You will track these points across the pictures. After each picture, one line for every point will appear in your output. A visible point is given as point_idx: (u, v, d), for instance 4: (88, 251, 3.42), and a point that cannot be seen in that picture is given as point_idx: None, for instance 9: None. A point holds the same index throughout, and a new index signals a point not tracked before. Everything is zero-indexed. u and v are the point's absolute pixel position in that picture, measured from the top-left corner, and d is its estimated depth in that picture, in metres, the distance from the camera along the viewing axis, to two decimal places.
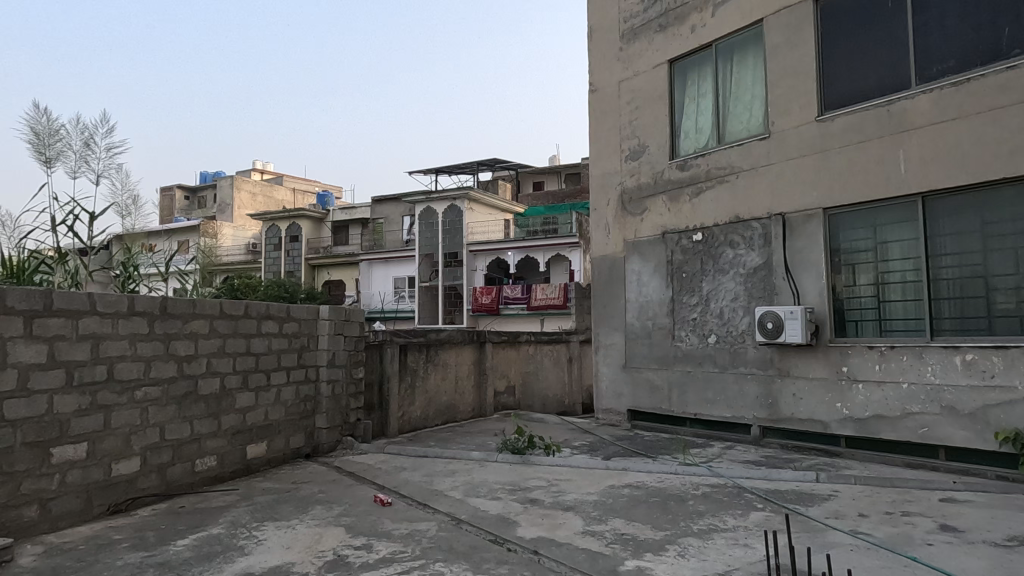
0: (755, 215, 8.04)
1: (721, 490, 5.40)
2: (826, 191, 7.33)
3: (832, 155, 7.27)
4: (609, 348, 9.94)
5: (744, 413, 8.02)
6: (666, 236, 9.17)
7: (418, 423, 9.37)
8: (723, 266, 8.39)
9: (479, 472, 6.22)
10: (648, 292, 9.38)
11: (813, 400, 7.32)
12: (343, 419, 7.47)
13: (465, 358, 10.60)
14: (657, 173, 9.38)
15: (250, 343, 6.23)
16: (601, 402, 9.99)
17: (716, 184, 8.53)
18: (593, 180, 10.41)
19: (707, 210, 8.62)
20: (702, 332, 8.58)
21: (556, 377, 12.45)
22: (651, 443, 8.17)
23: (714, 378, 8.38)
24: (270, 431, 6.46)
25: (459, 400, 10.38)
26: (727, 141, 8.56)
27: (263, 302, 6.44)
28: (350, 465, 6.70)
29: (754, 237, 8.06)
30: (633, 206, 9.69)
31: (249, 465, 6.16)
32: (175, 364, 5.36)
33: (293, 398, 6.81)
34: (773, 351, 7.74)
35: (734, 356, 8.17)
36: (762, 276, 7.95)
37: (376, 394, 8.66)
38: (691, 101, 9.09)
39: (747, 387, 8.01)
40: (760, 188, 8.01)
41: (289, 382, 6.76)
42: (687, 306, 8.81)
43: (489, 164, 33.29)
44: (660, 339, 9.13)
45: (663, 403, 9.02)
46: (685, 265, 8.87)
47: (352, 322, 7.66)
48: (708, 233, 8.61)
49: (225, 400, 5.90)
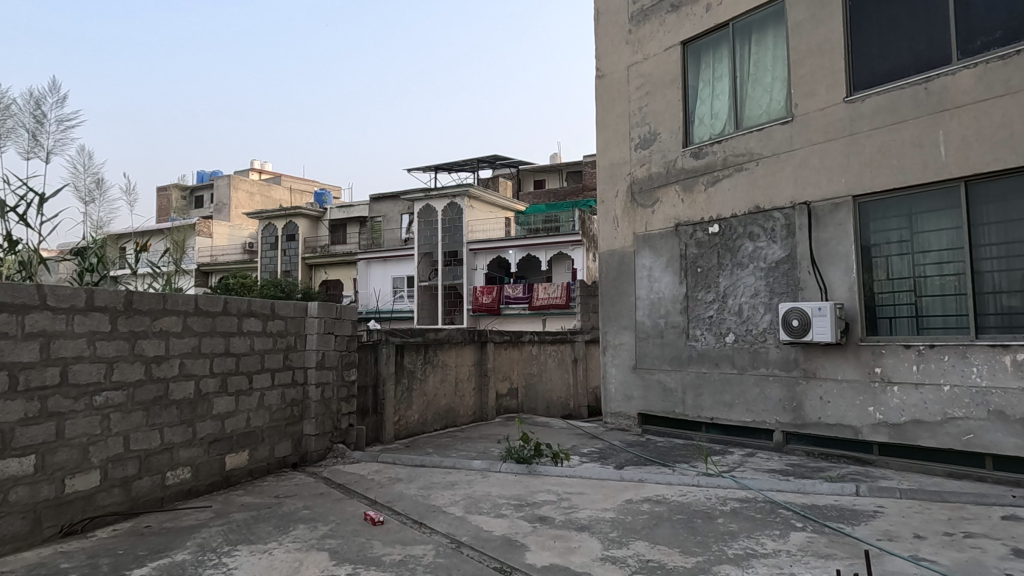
0: (777, 204, 7.48)
1: (752, 506, 4.84)
2: (855, 177, 6.77)
3: (862, 138, 6.71)
4: (618, 348, 9.38)
5: (765, 418, 7.47)
6: (680, 229, 8.61)
7: (416, 428, 8.83)
8: (742, 260, 7.84)
9: (481, 484, 5.67)
10: (659, 289, 8.83)
11: (842, 404, 6.76)
12: (334, 425, 6.92)
13: (465, 358, 10.05)
14: (669, 163, 8.83)
15: (229, 342, 5.67)
16: (609, 406, 9.44)
17: (734, 172, 7.98)
18: (601, 170, 9.86)
19: (724, 200, 8.07)
20: (719, 331, 8.03)
21: (561, 378, 12.00)
22: (665, 450, 7.62)
23: (732, 380, 7.82)
24: (252, 439, 5.91)
25: (459, 404, 9.83)
26: (746, 126, 8.01)
27: (245, 297, 5.88)
28: (340, 476, 6.14)
29: (776, 229, 7.51)
30: (644, 198, 9.14)
31: (229, 477, 5.60)
32: (142, 366, 4.80)
33: (279, 403, 6.26)
34: (797, 351, 7.19)
35: (754, 357, 7.62)
36: (785, 270, 7.39)
37: (371, 397, 8.12)
38: (706, 85, 8.54)
39: (768, 390, 7.46)
40: (782, 175, 7.46)
41: (273, 385, 6.20)
42: (702, 303, 8.26)
43: (489, 163, 32.75)
44: (673, 339, 8.58)
45: (677, 407, 8.46)
46: (700, 260, 8.32)
47: (344, 321, 7.11)
48: (725, 225, 8.06)
49: (201, 406, 5.34)
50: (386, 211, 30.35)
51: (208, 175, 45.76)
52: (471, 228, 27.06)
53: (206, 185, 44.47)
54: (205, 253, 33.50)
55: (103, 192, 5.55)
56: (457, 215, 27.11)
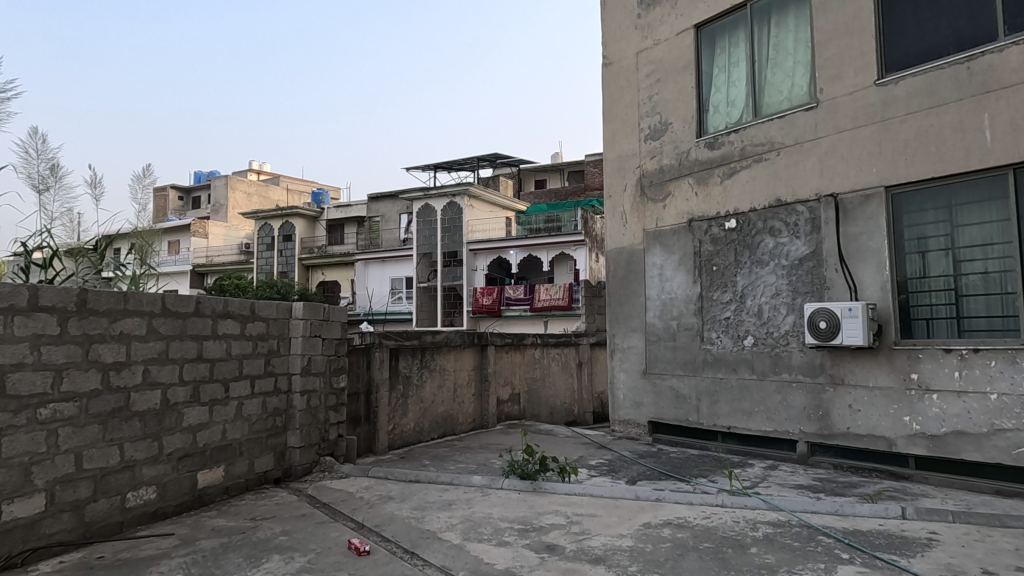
0: (800, 197, 6.94)
1: (787, 532, 4.28)
2: (888, 167, 6.22)
3: (897, 124, 6.16)
4: (626, 352, 8.84)
5: (788, 428, 6.92)
6: (693, 225, 8.07)
7: (411, 437, 8.28)
8: (762, 257, 7.30)
9: (481, 503, 5.11)
10: (671, 288, 8.28)
11: (874, 413, 6.21)
12: (321, 436, 6.36)
13: (464, 362, 9.50)
14: (681, 154, 8.28)
15: (202, 346, 5.12)
16: (617, 413, 8.88)
17: (753, 163, 7.43)
18: (608, 164, 9.33)
19: (742, 193, 7.52)
20: (736, 334, 7.49)
21: (565, 384, 11.48)
22: (680, 463, 7.07)
23: (752, 386, 7.28)
24: (228, 453, 5.35)
25: (458, 411, 9.29)
26: (765, 114, 7.47)
27: (220, 297, 5.34)
28: (326, 493, 5.58)
29: (799, 224, 6.95)
30: (654, 191, 8.59)
31: (201, 496, 5.05)
32: (98, 374, 4.25)
33: (259, 413, 5.70)
34: (823, 355, 6.63)
35: (776, 361, 7.07)
36: (810, 268, 6.84)
37: (363, 405, 7.58)
38: (722, 72, 8.00)
39: (791, 397, 6.91)
40: (806, 166, 6.91)
41: (253, 394, 5.65)
42: (719, 303, 7.72)
43: (489, 162, 32.24)
44: (687, 343, 8.03)
45: (691, 415, 7.91)
46: (716, 257, 7.77)
47: (332, 323, 6.56)
48: (742, 219, 7.52)
49: (169, 417, 4.78)
50: (385, 211, 29.77)
51: (206, 176, 45.22)
52: (470, 228, 26.48)
53: (203, 186, 43.96)
54: (200, 253, 32.86)
55: (60, 180, 5.00)
56: (456, 215, 26.53)
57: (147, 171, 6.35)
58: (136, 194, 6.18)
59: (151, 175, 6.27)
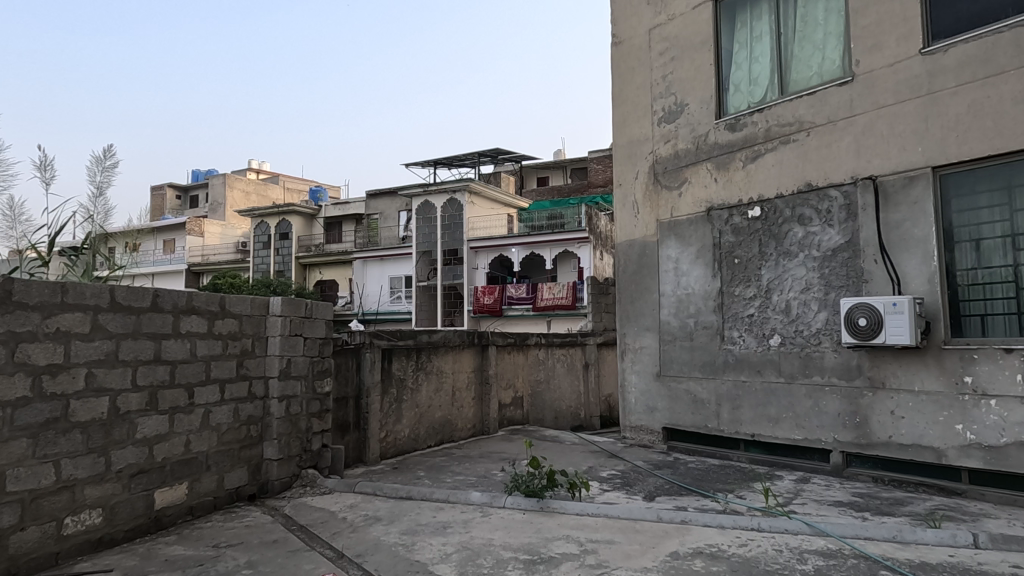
0: (834, 180, 6.27)
1: (843, 565, 3.62)
2: (935, 145, 5.55)
3: (946, 96, 5.49)
4: (638, 352, 8.19)
5: (820, 436, 6.25)
6: (712, 214, 7.41)
7: (406, 445, 7.63)
8: (790, 248, 6.65)
9: (481, 527, 4.46)
10: (688, 283, 7.63)
11: (921, 420, 5.54)
12: (302, 447, 5.71)
13: (463, 364, 8.85)
14: (698, 138, 7.63)
15: (160, 346, 4.48)
16: (628, 419, 8.23)
17: (779, 145, 6.77)
18: (618, 150, 8.68)
19: (767, 178, 6.87)
20: (760, 333, 6.85)
21: (570, 386, 10.86)
22: (701, 476, 6.42)
23: (779, 390, 6.63)
24: (193, 468, 4.71)
25: (457, 417, 8.63)
26: (792, 92, 6.81)
27: (183, 290, 4.69)
28: (305, 512, 4.94)
29: (832, 211, 6.29)
30: (669, 179, 7.93)
31: (160, 518, 4.40)
32: (27, 379, 3.62)
33: (229, 422, 5.05)
34: (861, 356, 5.97)
35: (806, 363, 6.42)
36: (845, 260, 6.17)
37: (353, 411, 6.94)
38: (743, 47, 7.34)
39: (824, 402, 6.24)
40: (839, 147, 6.24)
41: (223, 400, 5.00)
42: (741, 300, 7.07)
43: (489, 158, 31.54)
44: (705, 342, 7.37)
45: (711, 422, 7.25)
46: (738, 249, 7.12)
47: (316, 321, 5.91)
48: (767, 207, 6.87)
49: (119, 429, 4.13)
50: (382, 209, 28.94)
51: (204, 175, 44.58)
52: (471, 225, 25.80)
53: (201, 185, 43.32)
54: (195, 252, 32.10)
55: None
56: (457, 211, 25.88)
57: (107, 150, 5.62)
58: (93, 177, 5.49)
59: (112, 156, 5.56)
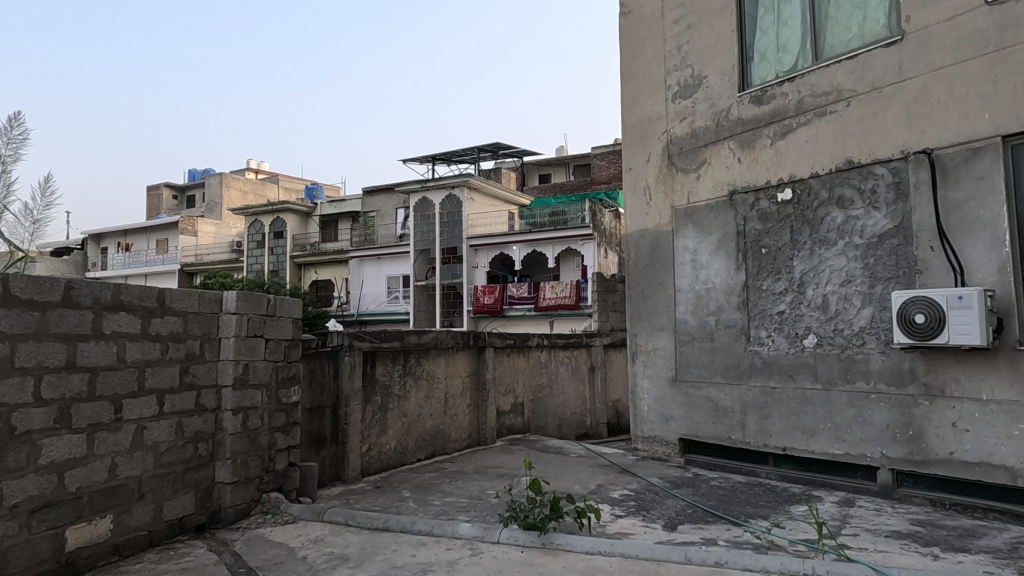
0: (879, 156, 5.43)
1: None
2: (1007, 110, 4.69)
3: (1019, 52, 4.63)
4: (651, 355, 7.36)
5: (866, 451, 5.41)
6: (735, 198, 6.58)
7: (392, 459, 6.82)
8: (827, 235, 5.82)
9: (468, 572, 3.63)
10: (707, 277, 6.80)
11: (992, 435, 4.68)
12: (264, 468, 4.87)
13: (457, 367, 8.03)
14: (719, 114, 6.79)
15: (75, 349, 3.66)
16: (641, 429, 7.41)
17: (814, 118, 5.92)
18: (628, 131, 7.86)
19: (799, 156, 6.03)
20: (793, 332, 6.01)
21: (574, 391, 10.09)
22: (727, 497, 5.58)
23: (815, 398, 5.79)
24: (121, 498, 3.88)
25: (450, 427, 7.80)
26: (827, 58, 5.93)
27: (107, 282, 3.89)
28: (259, 549, 4.10)
29: (878, 190, 5.45)
30: (685, 160, 7.11)
31: (75, 562, 3.57)
32: None
33: (169, 440, 4.23)
34: (915, 359, 5.13)
35: (848, 367, 5.57)
36: (894, 247, 5.34)
37: (329, 422, 6.14)
38: (769, 11, 6.50)
39: (871, 413, 5.40)
40: (885, 117, 5.40)
41: (162, 414, 4.19)
42: (770, 294, 6.24)
43: (489, 154, 30.68)
44: (728, 344, 6.53)
45: (735, 433, 6.42)
46: (766, 237, 6.29)
47: (280, 320, 5.09)
48: (800, 189, 6.05)
49: (15, 454, 3.32)
50: (380, 206, 28.11)
51: (202, 174, 43.89)
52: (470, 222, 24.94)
53: (198, 184, 42.63)
54: (189, 252, 31.29)
55: None
56: (455, 209, 25.04)
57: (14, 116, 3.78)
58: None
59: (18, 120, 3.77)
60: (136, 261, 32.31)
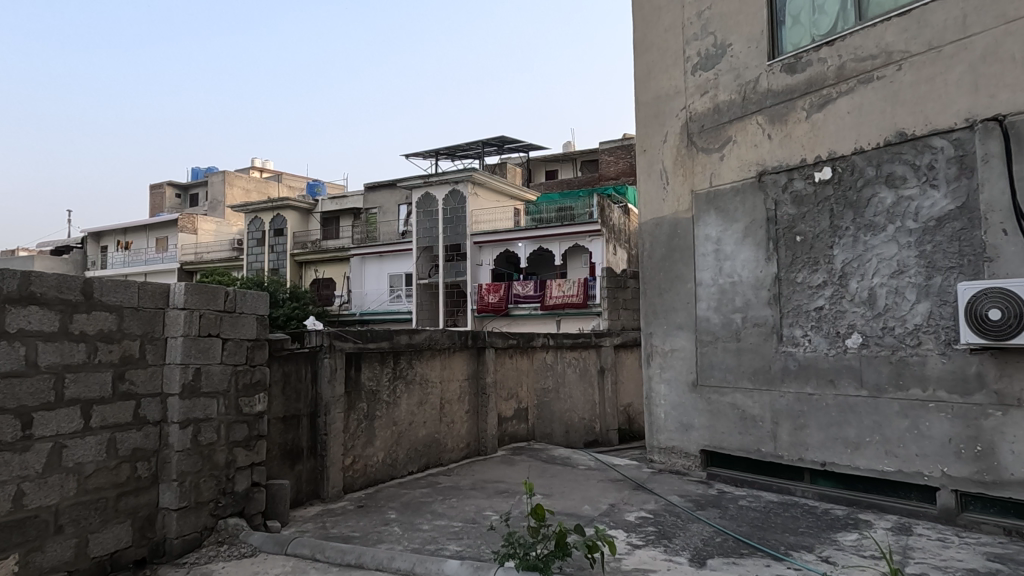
0: (938, 126, 4.67)
1: None
2: None
3: None
4: (668, 357, 6.63)
5: (923, 469, 4.66)
6: (765, 180, 5.83)
7: (380, 473, 6.12)
8: (873, 219, 5.08)
9: None
10: (732, 269, 6.06)
11: None
12: (220, 490, 4.16)
13: (454, 369, 7.32)
14: (745, 85, 6.04)
15: None
16: (657, 438, 6.68)
17: (857, 85, 5.15)
18: (642, 109, 7.12)
19: (840, 130, 5.28)
20: (834, 331, 5.26)
21: (582, 394, 9.37)
22: (760, 520, 4.84)
23: (861, 406, 5.04)
24: (31, 533, 3.18)
25: (446, 436, 7.08)
26: (873, 15, 5.14)
27: (12, 270, 3.19)
28: None
29: (936, 166, 4.70)
30: (707, 139, 6.37)
31: None
32: None
33: (97, 460, 3.53)
34: (983, 362, 4.37)
35: (900, 371, 4.82)
36: (956, 232, 4.58)
37: (307, 433, 5.42)
38: None
39: (929, 424, 4.64)
40: (945, 81, 4.63)
41: (88, 430, 3.48)
42: (806, 288, 5.49)
43: (495, 149, 29.96)
44: (757, 345, 5.79)
45: (765, 445, 5.67)
46: (801, 223, 5.54)
47: (241, 317, 4.38)
48: (841, 167, 5.29)
49: None
50: (381, 202, 27.60)
51: (205, 172, 43.38)
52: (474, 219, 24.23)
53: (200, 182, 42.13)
54: (189, 251, 30.73)
55: None
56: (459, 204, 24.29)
57: None
58: None
59: None
60: (134, 261, 31.71)
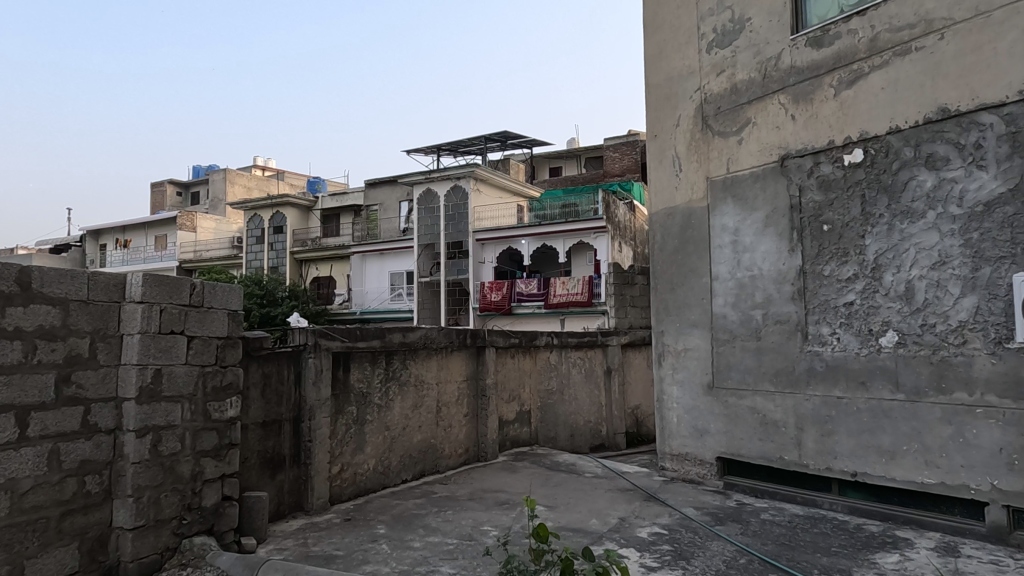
0: (986, 100, 4.20)
1: None
2: None
3: None
4: (681, 357, 6.16)
5: (969, 481, 4.19)
6: (788, 165, 5.36)
7: (370, 481, 5.66)
8: (911, 205, 4.60)
9: None
10: (751, 261, 5.59)
11: None
12: (185, 505, 3.71)
13: (452, 370, 6.86)
14: (766, 62, 5.57)
15: None
16: (669, 444, 6.22)
17: (892, 58, 4.68)
18: (652, 92, 6.65)
19: (872, 108, 4.81)
20: (866, 329, 4.79)
21: (588, 396, 8.91)
22: (787, 537, 4.37)
23: (897, 411, 4.56)
24: None
25: (443, 441, 6.63)
26: None
27: None
28: None
29: (984, 145, 4.23)
30: (723, 122, 5.90)
31: None
32: None
33: (36, 474, 3.08)
34: None
35: (943, 372, 4.35)
36: (1007, 218, 4.11)
37: (289, 439, 4.97)
38: None
39: (977, 432, 4.17)
40: (995, 50, 4.16)
41: (25, 440, 3.04)
42: (834, 281, 5.02)
43: (497, 146, 29.49)
44: (780, 344, 5.32)
45: (789, 453, 5.20)
46: (829, 211, 5.08)
47: (210, 313, 3.93)
48: (874, 148, 4.82)
49: None
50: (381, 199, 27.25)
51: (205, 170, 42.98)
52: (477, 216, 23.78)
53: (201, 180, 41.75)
54: (189, 249, 30.32)
55: None
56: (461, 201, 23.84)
57: None
58: None
59: None
60: (133, 259, 31.30)
